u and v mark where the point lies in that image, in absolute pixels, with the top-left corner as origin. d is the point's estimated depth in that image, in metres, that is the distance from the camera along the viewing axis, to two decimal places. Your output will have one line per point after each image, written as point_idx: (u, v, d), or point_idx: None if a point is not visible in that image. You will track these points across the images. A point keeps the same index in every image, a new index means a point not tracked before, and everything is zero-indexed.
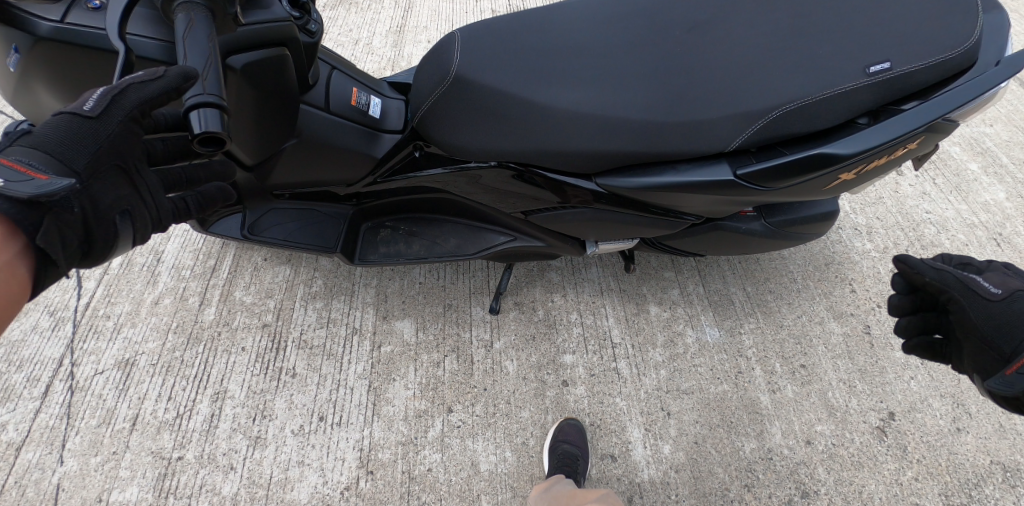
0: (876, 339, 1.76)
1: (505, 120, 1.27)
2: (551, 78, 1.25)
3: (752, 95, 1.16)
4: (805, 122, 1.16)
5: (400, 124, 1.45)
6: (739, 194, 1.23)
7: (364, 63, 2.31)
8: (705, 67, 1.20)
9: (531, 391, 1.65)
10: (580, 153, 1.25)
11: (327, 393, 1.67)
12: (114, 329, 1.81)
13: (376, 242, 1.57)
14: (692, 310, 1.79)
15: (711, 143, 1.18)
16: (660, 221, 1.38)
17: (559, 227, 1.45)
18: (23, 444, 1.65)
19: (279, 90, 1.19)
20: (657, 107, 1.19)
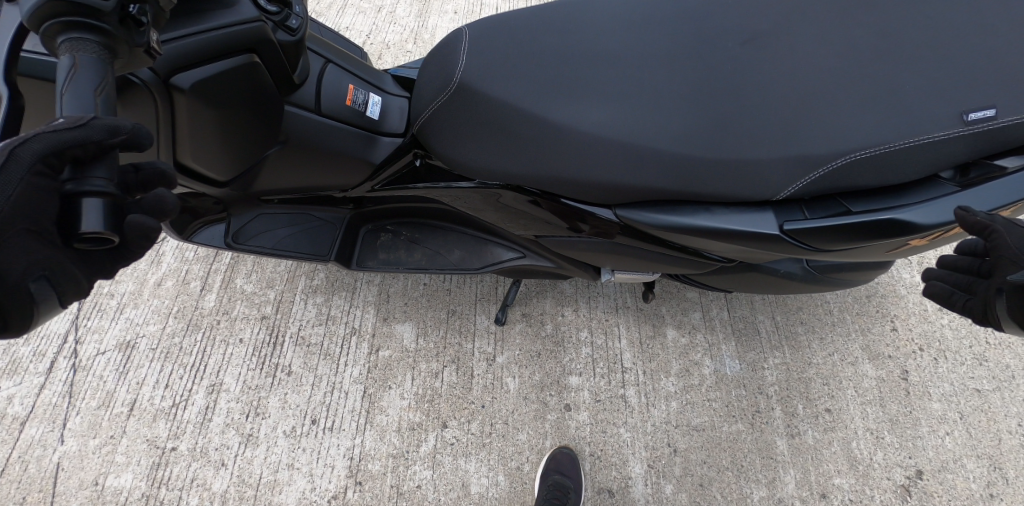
0: (913, 387, 1.63)
1: (519, 139, 1.12)
2: (578, 94, 1.09)
3: (811, 136, 0.98)
4: (872, 176, 0.99)
5: (402, 126, 1.32)
6: (786, 249, 1.06)
7: (385, 33, 2.21)
8: (757, 98, 1.02)
9: (531, 413, 1.57)
10: (604, 185, 1.09)
11: (321, 395, 1.62)
12: (117, 309, 1.79)
13: (375, 247, 1.47)
14: (713, 338, 1.67)
15: (756, 190, 1.02)
16: (686, 260, 1.23)
17: (571, 252, 1.32)
18: (27, 419, 1.67)
19: (249, 103, 1.04)
20: (696, 142, 1.03)
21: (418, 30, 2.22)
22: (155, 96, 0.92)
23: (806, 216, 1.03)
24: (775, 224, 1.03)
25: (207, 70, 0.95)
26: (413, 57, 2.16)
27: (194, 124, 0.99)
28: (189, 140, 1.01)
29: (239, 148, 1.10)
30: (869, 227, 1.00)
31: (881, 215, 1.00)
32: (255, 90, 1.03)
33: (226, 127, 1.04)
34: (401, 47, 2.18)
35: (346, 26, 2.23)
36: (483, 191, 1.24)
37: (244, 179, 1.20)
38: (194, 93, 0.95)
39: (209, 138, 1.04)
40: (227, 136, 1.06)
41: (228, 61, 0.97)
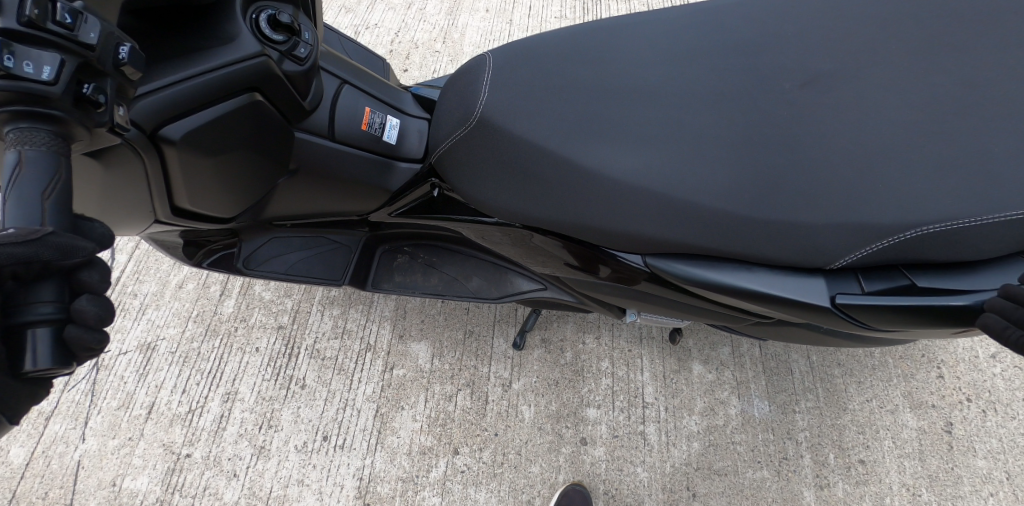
0: (957, 441, 1.52)
1: (551, 182, 1.05)
2: (614, 137, 1.02)
3: (872, 202, 0.90)
4: (945, 252, 0.88)
5: (420, 150, 1.27)
6: (835, 322, 0.96)
7: (414, 31, 2.21)
8: (813, 154, 0.94)
9: (545, 445, 1.52)
10: (640, 237, 1.01)
11: (334, 411, 1.60)
12: (140, 309, 1.80)
13: (391, 269, 1.42)
14: (742, 376, 1.59)
15: (809, 256, 0.93)
16: (720, 314, 1.15)
17: (595, 293, 1.25)
18: (51, 415, 1.69)
19: (251, 143, 1.00)
20: (745, 198, 0.95)
21: (448, 29, 2.22)
22: (142, 151, 0.88)
23: (863, 292, 0.93)
24: (826, 294, 0.94)
25: (201, 116, 0.91)
26: (441, 56, 2.16)
27: (187, 173, 0.96)
28: (185, 187, 0.99)
29: (242, 187, 1.07)
30: (936, 311, 0.89)
31: (953, 300, 0.88)
32: (255, 130, 0.99)
33: (223, 171, 1.00)
34: (430, 47, 2.18)
35: (375, 22, 2.24)
36: (511, 230, 1.20)
37: (252, 212, 1.17)
38: (187, 142, 0.91)
39: (207, 183, 1.01)
40: (226, 179, 1.02)
41: (223, 106, 0.92)
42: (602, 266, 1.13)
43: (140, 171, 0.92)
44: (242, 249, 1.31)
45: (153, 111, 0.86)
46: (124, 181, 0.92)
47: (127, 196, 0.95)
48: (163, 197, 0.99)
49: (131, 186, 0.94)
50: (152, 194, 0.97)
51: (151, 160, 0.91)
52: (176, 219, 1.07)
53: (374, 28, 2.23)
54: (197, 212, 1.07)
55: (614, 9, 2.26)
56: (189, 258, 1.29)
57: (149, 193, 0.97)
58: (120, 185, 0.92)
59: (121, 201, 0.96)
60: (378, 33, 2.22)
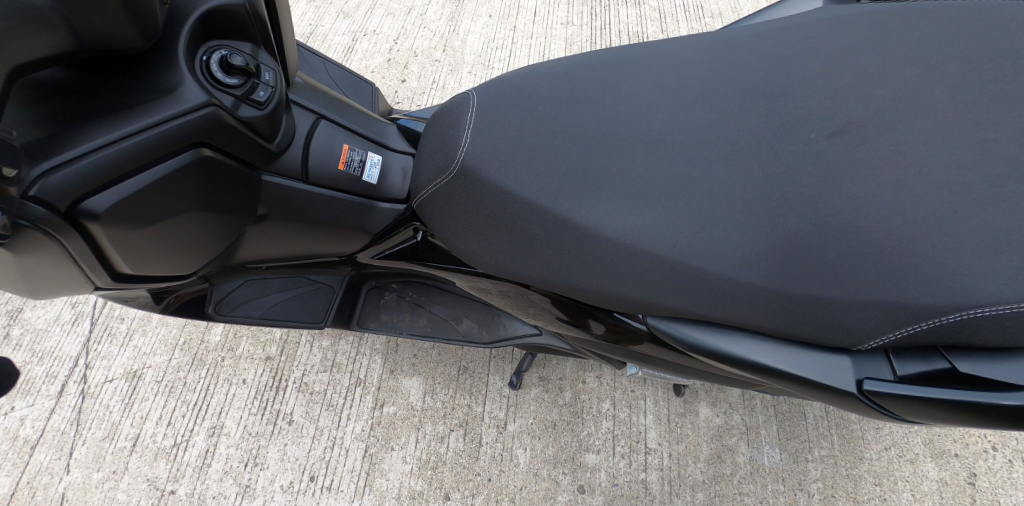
0: (980, 494, 1.48)
1: (546, 242, 0.97)
2: (611, 192, 0.94)
3: (901, 276, 0.80)
4: (996, 339, 0.79)
5: (403, 188, 1.20)
6: (858, 409, 0.86)
7: (414, 39, 2.11)
8: (843, 220, 0.84)
9: (541, 492, 1.46)
10: (646, 306, 0.93)
11: (321, 450, 1.54)
12: (126, 335, 1.74)
13: (378, 308, 1.35)
14: (752, 420, 1.55)
15: (833, 335, 0.84)
16: (725, 378, 1.06)
17: (591, 346, 1.16)
18: (36, 444, 1.61)
19: (202, 199, 0.93)
20: (761, 268, 0.86)
21: (448, 36, 2.11)
22: (58, 232, 0.81)
23: (896, 378, 0.84)
24: (851, 378, 0.85)
25: (134, 183, 0.84)
26: (440, 66, 2.05)
27: (123, 245, 0.89)
28: (123, 258, 0.91)
29: (197, 245, 1.00)
30: (980, 408, 0.79)
31: (1004, 398, 0.78)
32: (201, 187, 0.92)
33: (167, 235, 0.93)
34: (428, 55, 2.07)
35: (374, 28, 2.14)
36: (505, 285, 1.12)
37: (217, 262, 1.10)
38: (115, 215, 0.83)
39: (150, 249, 0.94)
40: (172, 243, 0.95)
41: (161, 167, 0.86)
42: (594, 323, 1.06)
43: (66, 253, 0.85)
44: (215, 290, 1.24)
45: (68, 185, 0.79)
46: (48, 262, 0.85)
47: (57, 274, 0.89)
48: (99, 271, 0.92)
49: (60, 265, 0.87)
50: (86, 269, 0.91)
51: (76, 240, 0.84)
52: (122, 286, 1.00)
53: (372, 35, 2.13)
54: (144, 275, 1.00)
55: (623, 14, 2.15)
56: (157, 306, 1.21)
57: (83, 269, 0.90)
58: (43, 264, 0.85)
59: (49, 278, 0.89)
60: (375, 41, 2.11)
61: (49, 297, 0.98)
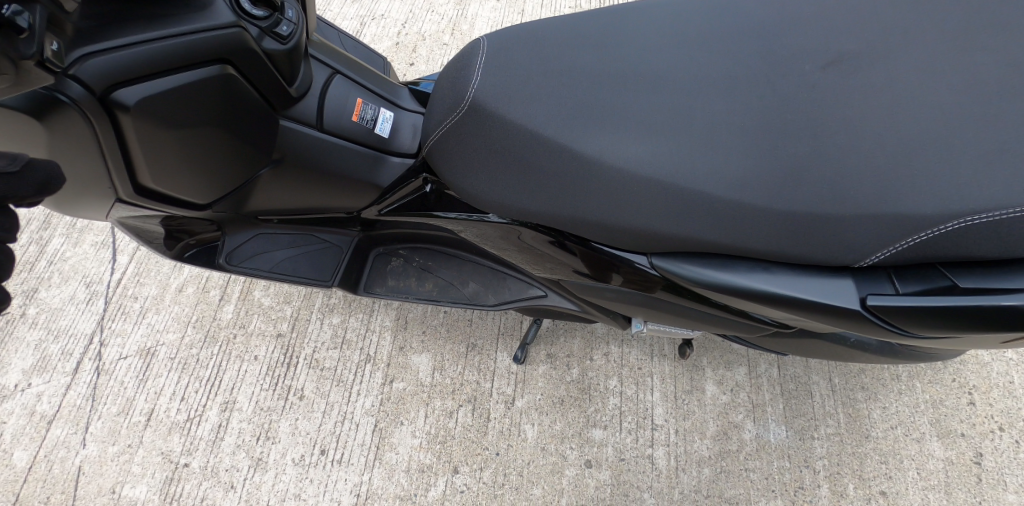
0: (986, 474, 1.48)
1: (553, 175, 0.99)
2: (613, 121, 0.95)
3: (901, 190, 0.82)
4: (999, 247, 0.80)
5: (414, 145, 1.25)
6: (862, 326, 0.90)
7: (422, 22, 2.12)
8: (843, 143, 0.86)
9: (548, 467, 1.48)
10: (650, 234, 0.95)
11: (332, 424, 1.57)
12: (140, 313, 1.77)
13: (385, 273, 1.39)
14: (758, 398, 1.57)
15: (837, 254, 0.87)
16: (727, 320, 1.10)
17: (599, 298, 1.19)
18: (53, 419, 1.64)
19: (219, 117, 0.99)
20: (764, 190, 0.88)
21: (456, 20, 2.12)
22: (95, 118, 0.88)
23: (897, 292, 0.87)
24: (855, 296, 0.88)
25: (160, 84, 0.90)
26: (449, 49, 2.06)
27: (149, 146, 0.96)
28: (145, 164, 0.99)
29: (211, 170, 1.08)
30: (982, 312, 0.82)
31: (1006, 300, 0.81)
32: (223, 104, 0.99)
33: (188, 146, 1.00)
34: (437, 39, 2.08)
35: (382, 12, 2.15)
36: (506, 227, 1.14)
37: (229, 201, 1.18)
38: (142, 109, 0.90)
39: (171, 159, 1.01)
40: (192, 157, 1.02)
41: (190, 72, 0.92)
42: (617, 275, 1.07)
43: (94, 146, 0.92)
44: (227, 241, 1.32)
45: (106, 70, 0.85)
46: (76, 155, 0.92)
47: (83, 171, 0.96)
48: (123, 174, 1.00)
49: (86, 160, 0.94)
50: (110, 168, 0.98)
51: (104, 129, 0.90)
52: (141, 200, 1.07)
53: (380, 19, 2.13)
54: (160, 192, 1.07)
55: None
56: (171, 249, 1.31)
57: (107, 167, 0.97)
58: (77, 156, 0.93)
59: (75, 176, 0.96)
60: (383, 25, 2.12)
61: (71, 204, 1.05)
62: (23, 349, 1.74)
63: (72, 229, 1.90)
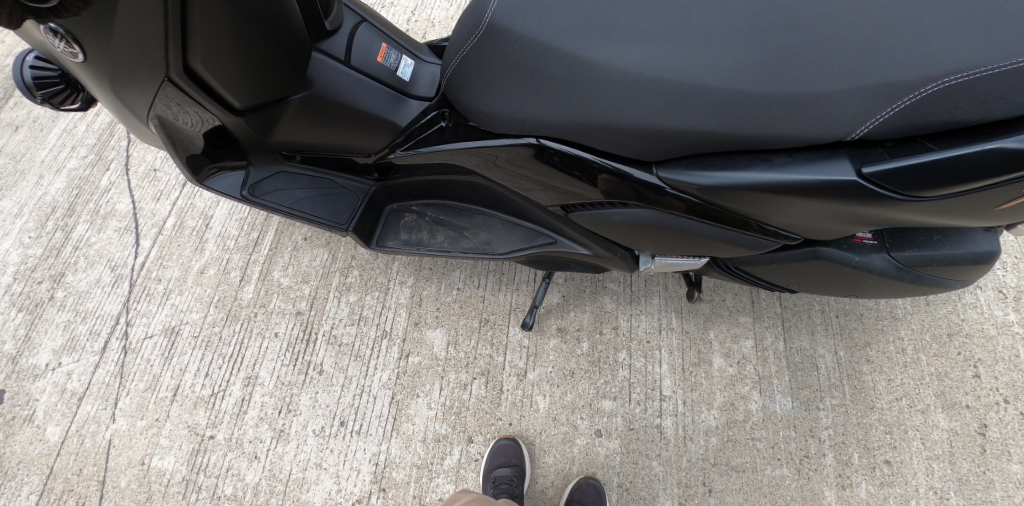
0: (990, 444, 1.51)
1: (564, 81, 1.08)
2: (617, 29, 1.05)
3: (878, 67, 0.92)
4: (978, 109, 0.89)
5: (431, 90, 1.36)
6: (861, 198, 0.98)
7: (431, 7, 2.16)
8: (824, 31, 0.95)
9: (559, 436, 1.54)
10: (651, 131, 1.04)
11: (350, 397, 1.63)
12: (164, 294, 1.83)
13: (398, 227, 1.52)
14: (764, 370, 1.61)
15: (829, 129, 0.95)
16: (730, 240, 1.17)
17: (605, 229, 1.26)
18: (83, 396, 1.71)
19: (265, 10, 1.10)
20: (756, 75, 0.97)
21: (464, 6, 2.16)
22: None
23: (890, 157, 0.95)
24: (852, 170, 0.96)
25: None
26: None
27: (205, 22, 1.05)
28: (199, 41, 1.08)
29: (254, 68, 1.18)
30: (967, 163, 0.91)
31: (991, 145, 0.89)
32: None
33: (238, 31, 1.10)
34: (446, 25, 2.12)
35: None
36: (510, 149, 1.20)
37: (260, 116, 1.28)
38: None
39: (222, 45, 1.11)
40: (240, 45, 1.12)
41: None
42: (632, 204, 1.16)
43: (158, 12, 1.01)
44: (251, 174, 1.43)
45: None
46: (141, 22, 1.01)
47: (143, 39, 1.04)
48: (177, 50, 1.09)
49: (148, 27, 1.03)
50: (167, 40, 1.06)
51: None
52: (187, 86, 1.17)
53: (390, 6, 2.17)
54: (203, 79, 1.16)
55: None
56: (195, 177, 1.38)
57: (166, 38, 1.06)
58: (141, 19, 1.00)
59: (132, 47, 1.04)
60: (393, 12, 2.16)
61: (121, 85, 1.13)
62: (53, 330, 1.81)
63: (96, 216, 1.97)
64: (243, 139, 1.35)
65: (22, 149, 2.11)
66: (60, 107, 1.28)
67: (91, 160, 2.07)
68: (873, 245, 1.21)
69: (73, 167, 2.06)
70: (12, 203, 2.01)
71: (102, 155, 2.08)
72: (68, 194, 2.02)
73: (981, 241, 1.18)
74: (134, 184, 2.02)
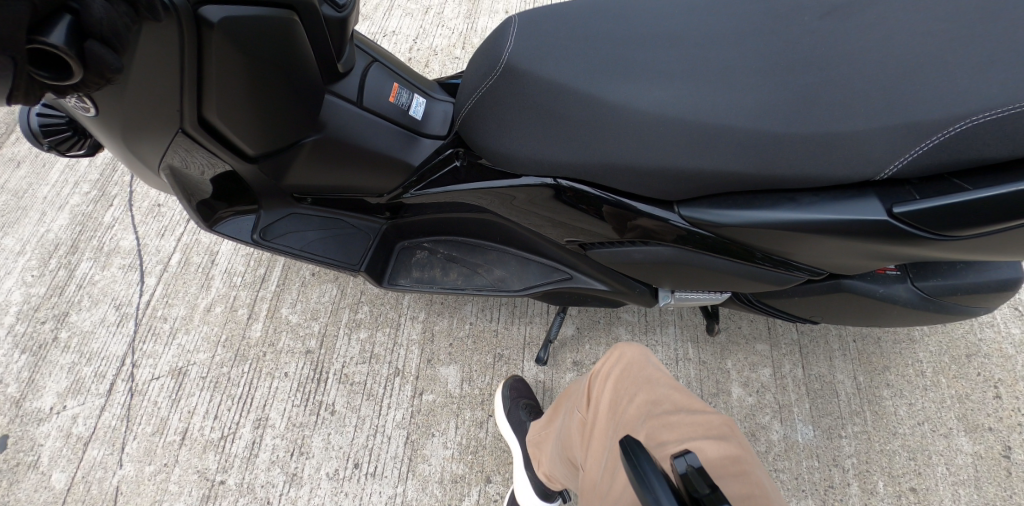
0: (1016, 467, 1.49)
1: (584, 122, 1.07)
2: (635, 73, 1.06)
3: (904, 106, 0.91)
4: (1007, 146, 0.87)
5: (444, 129, 1.36)
6: (891, 238, 0.97)
7: (433, 36, 2.16)
8: (844, 71, 0.95)
9: None
10: (673, 172, 1.02)
11: (364, 438, 1.60)
12: (170, 334, 1.80)
13: (410, 265, 1.50)
14: (784, 399, 1.58)
15: (856, 168, 0.93)
16: (752, 276, 1.15)
17: (625, 266, 1.24)
18: (89, 441, 1.68)
19: (281, 59, 1.09)
20: (780, 116, 0.96)
21: (467, 34, 2.16)
22: (185, 29, 0.95)
23: (920, 196, 0.94)
24: (882, 208, 0.95)
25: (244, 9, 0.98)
26: (461, 62, 2.10)
27: (222, 72, 1.04)
28: (215, 91, 1.07)
29: (269, 116, 1.16)
30: (998, 202, 0.89)
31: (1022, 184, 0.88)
32: (287, 47, 1.08)
33: (255, 81, 1.09)
34: (449, 53, 2.12)
35: (393, 29, 2.18)
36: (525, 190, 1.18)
37: (273, 163, 1.27)
38: (226, 25, 0.97)
39: (238, 95, 1.09)
40: (255, 94, 1.11)
41: (269, 10, 1.01)
42: (652, 242, 1.15)
43: (175, 65, 0.99)
44: (261, 218, 1.41)
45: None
46: (157, 74, 0.99)
47: (159, 91, 1.02)
48: (192, 101, 1.07)
49: (163, 76, 1.00)
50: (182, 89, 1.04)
51: (189, 43, 0.98)
52: (200, 135, 1.15)
53: (392, 36, 2.17)
54: (217, 129, 1.15)
55: None
56: (206, 220, 1.35)
57: (181, 85, 1.03)
58: (157, 72, 0.99)
59: (147, 99, 1.03)
60: (395, 42, 2.16)
61: (134, 136, 1.11)
62: (57, 372, 1.77)
63: (100, 252, 1.95)
64: (255, 184, 1.33)
65: (24, 185, 2.08)
66: (67, 153, 1.26)
67: (94, 196, 2.05)
68: (896, 275, 1.20)
69: (76, 203, 2.04)
70: (14, 241, 1.98)
71: (105, 191, 2.06)
72: (70, 231, 1.99)
73: (1002, 268, 1.18)
74: (138, 221, 1.99)
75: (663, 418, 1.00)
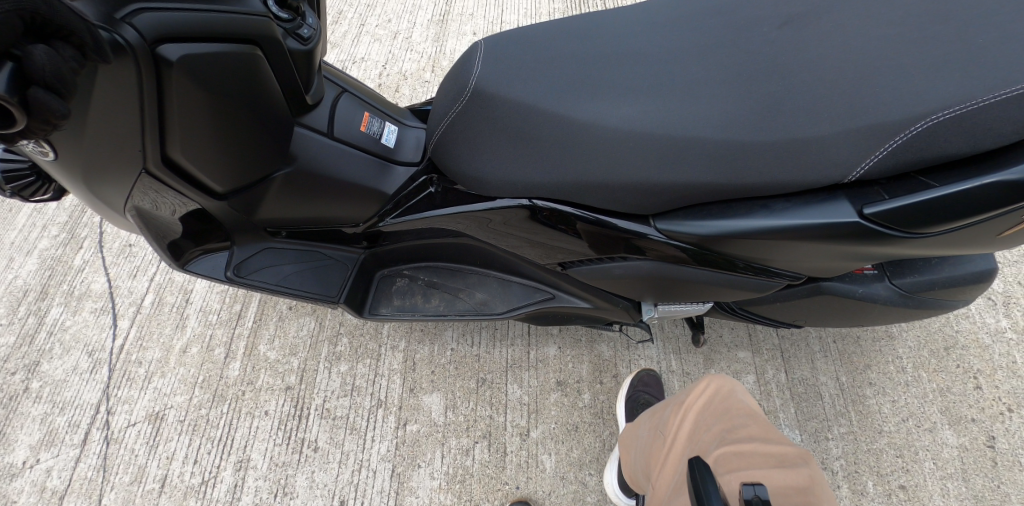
0: (1001, 456, 1.50)
1: (554, 141, 1.06)
2: (603, 90, 1.06)
3: (867, 108, 0.91)
4: (967, 141, 0.88)
5: (416, 155, 1.36)
6: (864, 239, 0.97)
7: (402, 60, 2.15)
8: (807, 78, 0.96)
9: (570, 495, 1.51)
10: (647, 185, 1.02)
11: (349, 474, 1.56)
12: (145, 378, 1.75)
13: (390, 293, 1.47)
14: (769, 405, 1.58)
15: (826, 172, 0.93)
16: (733, 285, 1.15)
17: (607, 282, 1.23)
18: (64, 494, 1.61)
19: (244, 93, 1.07)
20: (747, 125, 0.96)
21: (436, 56, 2.15)
22: (143, 70, 0.93)
23: (888, 196, 0.94)
24: (853, 210, 0.95)
25: (202, 45, 0.97)
26: (431, 86, 2.09)
27: (185, 111, 1.01)
28: (179, 131, 1.04)
29: (235, 151, 1.13)
30: (964, 197, 0.90)
31: (986, 178, 0.89)
32: (249, 80, 1.07)
33: (219, 116, 1.06)
34: (418, 77, 2.11)
35: (362, 55, 2.17)
36: (500, 212, 1.17)
37: (243, 198, 1.24)
38: (184, 62, 0.96)
39: (202, 133, 1.07)
40: (221, 130, 1.09)
41: (228, 44, 1.00)
42: (631, 256, 1.14)
43: (136, 107, 0.97)
44: (235, 254, 1.38)
45: (161, 27, 0.91)
46: (117, 118, 0.96)
47: (121, 135, 0.99)
48: (156, 143, 1.04)
49: (122, 117, 0.97)
50: (144, 132, 1.01)
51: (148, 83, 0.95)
52: (167, 178, 1.12)
53: (361, 62, 2.15)
54: (183, 169, 1.12)
55: None
56: (177, 260, 1.32)
57: (142, 128, 1.00)
58: (118, 116, 0.96)
59: (109, 144, 0.99)
60: (364, 68, 2.14)
61: (97, 183, 1.07)
62: (28, 424, 1.71)
63: (71, 297, 1.89)
64: (226, 221, 1.30)
65: None
66: (30, 199, 1.22)
67: (63, 239, 2.00)
68: (874, 274, 1.20)
69: (44, 247, 1.99)
70: None
71: (73, 233, 2.01)
72: (39, 276, 1.94)
73: (974, 261, 1.19)
74: (109, 262, 1.94)
75: (734, 447, 1.11)
